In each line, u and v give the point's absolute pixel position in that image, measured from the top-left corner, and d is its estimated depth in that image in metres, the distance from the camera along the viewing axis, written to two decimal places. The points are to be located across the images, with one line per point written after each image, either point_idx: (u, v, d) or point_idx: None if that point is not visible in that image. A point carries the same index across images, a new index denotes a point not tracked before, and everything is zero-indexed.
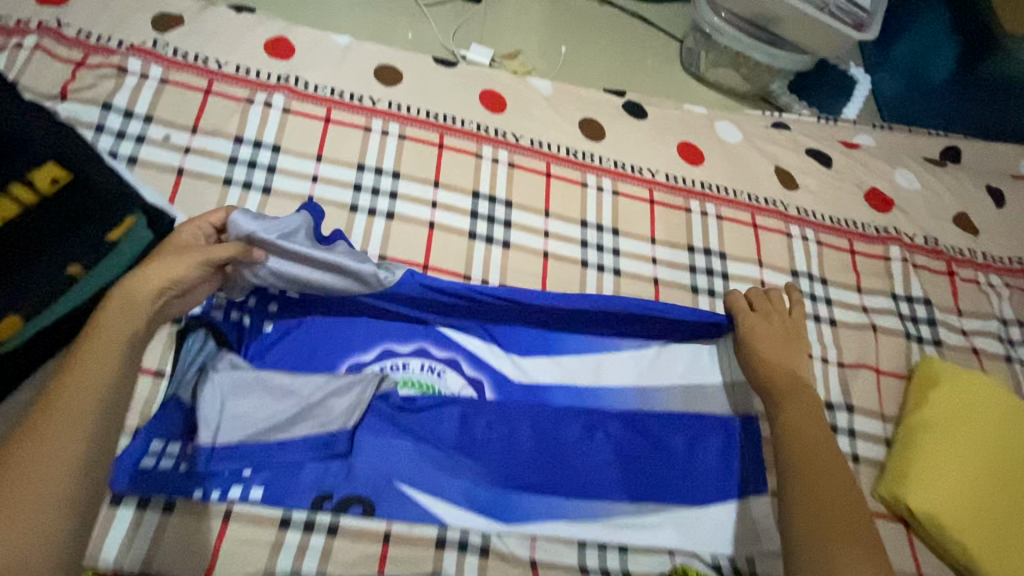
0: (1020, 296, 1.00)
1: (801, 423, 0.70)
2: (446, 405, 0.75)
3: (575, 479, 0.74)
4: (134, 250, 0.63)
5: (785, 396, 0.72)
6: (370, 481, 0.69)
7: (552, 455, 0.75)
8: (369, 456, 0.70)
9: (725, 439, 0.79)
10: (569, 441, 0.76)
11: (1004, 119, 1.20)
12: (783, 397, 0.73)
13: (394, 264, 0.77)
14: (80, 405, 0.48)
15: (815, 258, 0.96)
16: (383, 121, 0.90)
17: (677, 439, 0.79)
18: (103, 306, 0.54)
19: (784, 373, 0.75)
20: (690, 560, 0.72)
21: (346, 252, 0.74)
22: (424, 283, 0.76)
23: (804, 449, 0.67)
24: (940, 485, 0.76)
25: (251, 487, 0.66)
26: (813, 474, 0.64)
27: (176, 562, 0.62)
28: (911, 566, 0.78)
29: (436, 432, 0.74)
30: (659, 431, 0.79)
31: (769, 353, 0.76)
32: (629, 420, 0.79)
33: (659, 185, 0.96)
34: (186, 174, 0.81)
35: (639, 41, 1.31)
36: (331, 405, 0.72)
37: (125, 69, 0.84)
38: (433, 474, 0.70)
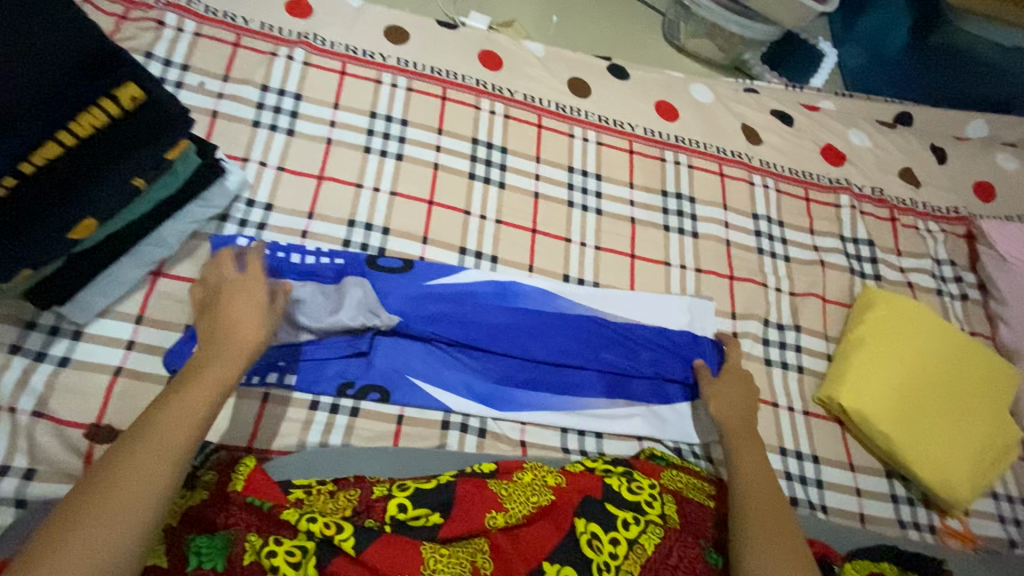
0: (953, 240, 1.15)
1: (757, 477, 0.73)
2: (451, 312, 0.85)
3: (561, 396, 0.86)
4: (188, 171, 0.77)
5: (739, 442, 0.78)
6: (387, 374, 0.81)
7: (539, 382, 0.86)
8: (386, 354, 0.82)
9: (688, 348, 0.92)
10: (550, 359, 0.87)
11: (951, 88, 1.34)
12: (744, 450, 0.77)
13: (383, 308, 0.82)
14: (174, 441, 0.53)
15: (774, 203, 1.09)
16: (393, 75, 1.01)
17: (647, 351, 0.90)
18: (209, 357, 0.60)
19: (745, 431, 0.80)
20: (653, 444, 0.87)
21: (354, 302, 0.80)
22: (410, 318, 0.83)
23: (758, 492, 0.71)
24: (869, 388, 0.90)
25: (286, 374, 0.78)
26: (761, 500, 0.70)
27: (224, 432, 0.74)
28: (844, 457, 0.92)
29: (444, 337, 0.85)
30: (631, 347, 0.90)
31: (727, 401, 0.84)
32: (606, 330, 0.90)
33: (637, 138, 1.08)
34: (219, 116, 0.91)
35: (624, 12, 1.42)
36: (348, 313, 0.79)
37: (164, 23, 0.94)
38: (440, 370, 0.83)
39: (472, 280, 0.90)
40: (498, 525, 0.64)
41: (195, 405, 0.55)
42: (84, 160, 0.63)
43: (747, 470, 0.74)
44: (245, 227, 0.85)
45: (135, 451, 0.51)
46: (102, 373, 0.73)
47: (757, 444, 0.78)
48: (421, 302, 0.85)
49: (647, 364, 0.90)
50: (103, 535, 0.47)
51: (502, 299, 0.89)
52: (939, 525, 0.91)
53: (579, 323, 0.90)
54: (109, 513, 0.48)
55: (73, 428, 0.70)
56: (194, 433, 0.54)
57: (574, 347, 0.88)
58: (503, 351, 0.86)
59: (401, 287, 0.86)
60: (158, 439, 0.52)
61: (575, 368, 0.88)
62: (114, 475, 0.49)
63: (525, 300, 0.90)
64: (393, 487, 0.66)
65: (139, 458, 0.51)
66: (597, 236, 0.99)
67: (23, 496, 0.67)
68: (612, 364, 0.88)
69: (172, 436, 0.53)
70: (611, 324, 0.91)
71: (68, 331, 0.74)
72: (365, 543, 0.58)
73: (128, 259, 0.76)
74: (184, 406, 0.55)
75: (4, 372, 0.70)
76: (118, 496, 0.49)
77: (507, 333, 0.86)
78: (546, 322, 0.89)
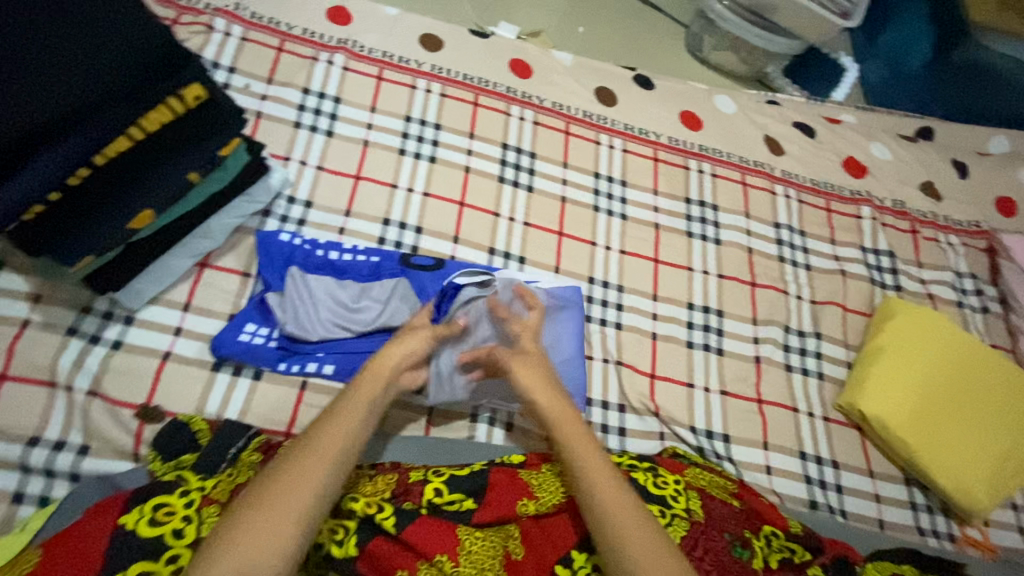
0: (974, 253, 1.16)
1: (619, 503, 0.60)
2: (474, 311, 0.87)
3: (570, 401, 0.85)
4: (237, 167, 0.80)
5: (568, 429, 0.67)
6: None
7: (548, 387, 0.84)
8: None
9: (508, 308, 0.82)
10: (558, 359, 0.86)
11: (972, 104, 1.35)
12: (597, 472, 0.62)
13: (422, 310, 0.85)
14: (330, 450, 0.57)
15: (796, 213, 1.11)
16: (427, 81, 1.05)
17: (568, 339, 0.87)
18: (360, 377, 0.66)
19: (583, 438, 0.66)
20: (675, 443, 0.89)
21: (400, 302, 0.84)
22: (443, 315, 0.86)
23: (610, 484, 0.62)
24: (887, 396, 0.92)
25: (324, 365, 0.81)
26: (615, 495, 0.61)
27: (265, 417, 0.78)
28: (863, 464, 0.94)
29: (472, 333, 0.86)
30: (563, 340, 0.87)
31: (539, 387, 0.70)
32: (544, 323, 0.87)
33: (662, 146, 1.11)
34: (263, 117, 0.95)
35: (649, 24, 1.45)
36: (394, 315, 0.83)
37: (213, 28, 0.99)
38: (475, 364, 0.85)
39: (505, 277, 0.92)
40: (528, 513, 0.66)
41: (349, 420, 0.61)
42: (148, 156, 0.67)
43: (608, 500, 0.60)
44: (286, 223, 0.89)
45: (296, 458, 0.56)
46: (151, 357, 0.77)
47: (594, 442, 0.66)
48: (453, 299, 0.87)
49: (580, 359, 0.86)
50: (267, 537, 0.51)
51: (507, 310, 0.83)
52: (958, 534, 0.92)
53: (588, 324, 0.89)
54: (272, 516, 0.52)
55: (124, 408, 0.74)
56: (348, 443, 0.59)
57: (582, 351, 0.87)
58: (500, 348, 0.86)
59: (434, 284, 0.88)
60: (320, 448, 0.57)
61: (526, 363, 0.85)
62: (280, 484, 0.54)
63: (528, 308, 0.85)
64: (429, 472, 0.69)
65: (301, 465, 0.55)
66: (622, 240, 1.02)
67: (78, 470, 0.71)
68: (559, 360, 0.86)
69: (329, 444, 0.58)
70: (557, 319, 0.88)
71: (121, 316, 0.78)
72: (405, 522, 0.61)
73: (178, 250, 0.80)
74: (342, 422, 0.60)
75: (63, 353, 0.74)
76: (283, 497, 0.53)
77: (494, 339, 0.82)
78: (554, 324, 0.87)
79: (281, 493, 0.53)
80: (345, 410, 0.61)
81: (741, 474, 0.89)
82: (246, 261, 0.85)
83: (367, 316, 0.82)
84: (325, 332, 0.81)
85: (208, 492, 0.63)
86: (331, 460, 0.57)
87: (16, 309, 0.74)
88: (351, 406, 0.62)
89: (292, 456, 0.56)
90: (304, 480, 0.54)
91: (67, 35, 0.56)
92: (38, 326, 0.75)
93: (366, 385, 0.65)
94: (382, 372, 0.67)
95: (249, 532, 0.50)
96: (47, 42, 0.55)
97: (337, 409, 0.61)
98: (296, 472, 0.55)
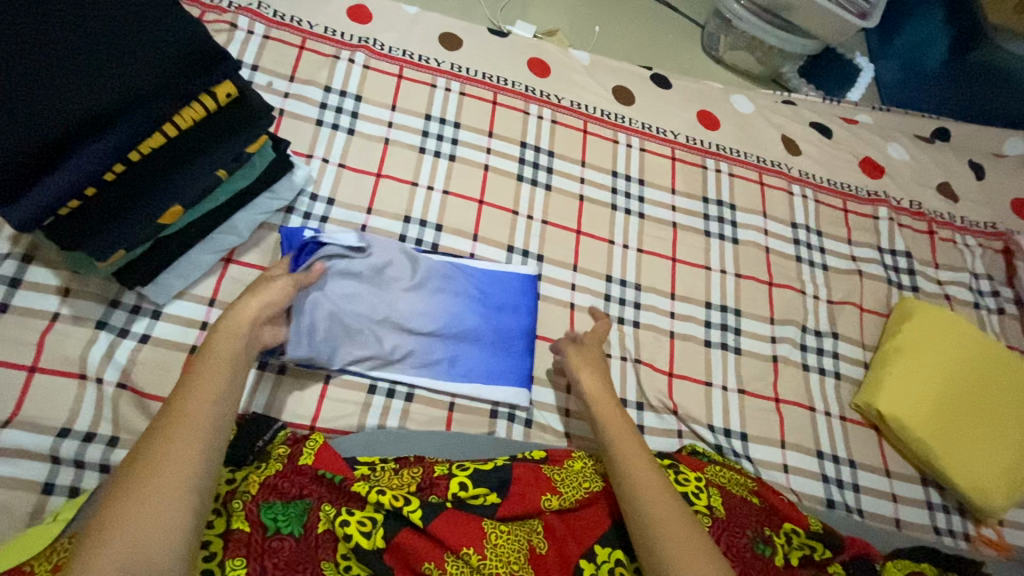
0: (990, 255, 1.16)
1: (653, 485, 0.63)
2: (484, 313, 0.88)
3: (442, 359, 0.85)
4: (262, 164, 0.82)
5: (610, 424, 0.70)
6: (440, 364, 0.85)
7: (417, 345, 0.84)
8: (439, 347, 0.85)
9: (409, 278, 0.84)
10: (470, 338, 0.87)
11: (989, 105, 1.35)
12: (632, 458, 0.66)
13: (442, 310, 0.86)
14: (200, 413, 0.56)
15: (813, 213, 1.11)
16: (447, 80, 1.05)
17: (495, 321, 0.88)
18: (214, 337, 0.64)
19: (623, 428, 0.70)
20: (694, 441, 0.89)
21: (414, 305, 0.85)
22: (463, 314, 0.87)
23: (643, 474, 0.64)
24: (904, 396, 0.92)
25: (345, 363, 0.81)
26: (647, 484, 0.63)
27: (290, 411, 0.79)
28: (880, 463, 0.95)
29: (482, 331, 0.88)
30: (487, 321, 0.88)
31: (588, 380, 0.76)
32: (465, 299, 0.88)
33: (679, 146, 1.11)
34: (286, 114, 0.96)
35: (665, 24, 1.46)
36: (404, 316, 0.84)
37: (236, 26, 0.99)
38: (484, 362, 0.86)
39: (518, 275, 0.93)
40: (552, 508, 0.67)
41: (210, 381, 0.59)
42: (180, 152, 0.68)
43: (640, 481, 0.63)
44: (310, 220, 0.90)
45: (164, 429, 0.54)
46: (179, 351, 0.78)
47: (634, 436, 0.69)
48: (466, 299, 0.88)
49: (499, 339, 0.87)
50: (151, 509, 0.48)
51: (379, 269, 0.83)
52: (974, 533, 0.93)
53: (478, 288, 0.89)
54: (152, 489, 0.49)
55: (153, 400, 0.76)
56: (218, 401, 0.58)
57: (467, 312, 0.87)
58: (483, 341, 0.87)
59: (446, 285, 0.87)
60: (187, 414, 0.55)
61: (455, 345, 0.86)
62: (153, 457, 0.51)
63: (401, 268, 0.85)
64: (454, 467, 0.70)
65: (171, 435, 0.53)
66: (639, 238, 1.02)
67: (107, 461, 0.73)
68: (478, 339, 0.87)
69: (195, 407, 0.56)
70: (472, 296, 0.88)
71: (148, 310, 0.79)
72: (432, 515, 0.62)
73: (203, 245, 0.81)
74: (206, 384, 0.58)
75: (93, 346, 0.76)
76: (158, 467, 0.51)
77: (358, 294, 0.82)
78: (434, 285, 0.87)
79: (157, 466, 0.51)
80: (205, 371, 0.60)
81: (759, 472, 0.89)
82: (271, 256, 0.86)
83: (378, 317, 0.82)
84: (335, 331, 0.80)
85: (236, 485, 0.64)
86: (204, 422, 0.55)
87: (47, 302, 0.76)
88: (214, 366, 0.61)
89: (156, 430, 0.54)
90: (179, 447, 0.52)
91: (106, 31, 0.58)
92: (68, 319, 0.76)
93: (225, 343, 0.64)
94: (235, 328, 0.66)
95: (127, 515, 0.47)
96: (88, 39, 0.57)
97: (195, 375, 0.59)
98: (169, 443, 0.53)
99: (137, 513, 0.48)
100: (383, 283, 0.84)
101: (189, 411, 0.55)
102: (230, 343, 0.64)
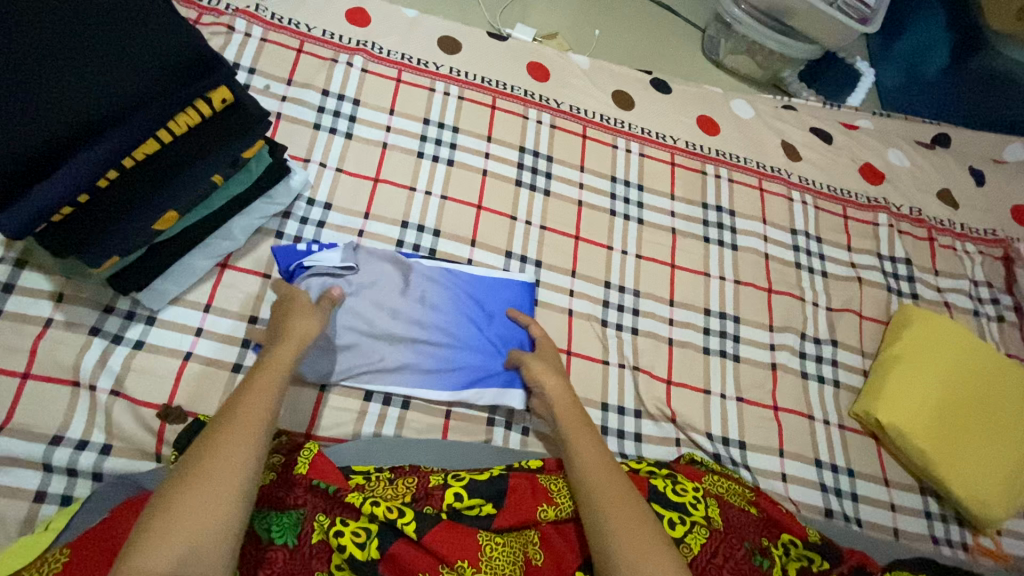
0: (990, 262, 1.16)
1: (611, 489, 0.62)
2: (480, 317, 0.88)
3: (447, 364, 0.84)
4: (258, 168, 0.81)
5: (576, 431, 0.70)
6: (448, 371, 0.84)
7: (418, 350, 0.84)
8: (445, 351, 0.85)
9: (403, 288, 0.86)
10: (472, 345, 0.86)
11: (990, 112, 1.34)
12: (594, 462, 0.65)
13: (442, 313, 0.86)
14: (259, 414, 0.57)
15: (812, 219, 1.11)
16: (445, 84, 1.05)
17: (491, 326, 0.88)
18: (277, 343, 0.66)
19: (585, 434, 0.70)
20: (692, 449, 0.89)
21: (414, 310, 0.85)
22: (461, 320, 0.87)
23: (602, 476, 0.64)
24: (901, 405, 0.92)
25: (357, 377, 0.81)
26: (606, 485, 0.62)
27: (286, 418, 0.79)
28: (878, 472, 0.94)
29: (481, 335, 0.87)
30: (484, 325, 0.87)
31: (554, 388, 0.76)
32: (461, 302, 0.88)
33: (679, 151, 1.11)
34: (283, 118, 0.95)
35: (665, 27, 1.45)
36: (403, 322, 0.84)
37: (233, 28, 0.99)
38: (485, 367, 0.85)
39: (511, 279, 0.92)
40: (548, 519, 0.67)
41: (270, 385, 0.61)
42: (174, 159, 0.67)
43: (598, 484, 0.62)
44: (306, 225, 0.89)
45: (225, 426, 0.55)
46: (173, 357, 0.78)
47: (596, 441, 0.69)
48: (463, 302, 0.88)
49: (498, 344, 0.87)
50: (208, 503, 0.49)
51: (374, 280, 0.85)
52: (972, 543, 0.92)
53: (475, 297, 0.89)
54: (210, 483, 0.50)
55: (146, 408, 0.75)
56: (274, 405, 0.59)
57: (465, 322, 0.87)
58: (484, 347, 0.87)
59: (440, 287, 0.88)
60: (246, 413, 0.57)
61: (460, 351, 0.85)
62: (214, 452, 0.52)
63: (394, 276, 0.86)
64: (449, 476, 0.69)
65: (230, 433, 0.54)
66: (638, 244, 1.02)
67: (99, 469, 0.72)
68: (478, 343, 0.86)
69: (255, 408, 0.57)
70: (468, 299, 0.88)
71: (143, 316, 0.79)
72: (426, 528, 0.61)
73: (199, 251, 0.81)
74: (265, 387, 0.60)
75: (86, 352, 0.75)
76: (217, 463, 0.52)
77: (353, 306, 0.83)
78: (427, 290, 0.87)
79: (217, 461, 0.52)
80: (265, 375, 0.61)
81: (757, 481, 0.89)
82: (268, 262, 0.86)
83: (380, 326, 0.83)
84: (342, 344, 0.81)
85: None
86: (262, 423, 0.57)
87: (40, 307, 0.75)
88: (272, 371, 0.62)
89: (217, 427, 0.55)
90: (239, 445, 0.54)
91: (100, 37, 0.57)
92: (61, 324, 0.75)
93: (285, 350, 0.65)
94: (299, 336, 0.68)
95: (188, 505, 0.49)
96: (81, 46, 0.57)
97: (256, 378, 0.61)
98: (228, 440, 0.54)
99: (195, 506, 0.49)
100: (380, 292, 0.85)
101: (252, 407, 0.57)
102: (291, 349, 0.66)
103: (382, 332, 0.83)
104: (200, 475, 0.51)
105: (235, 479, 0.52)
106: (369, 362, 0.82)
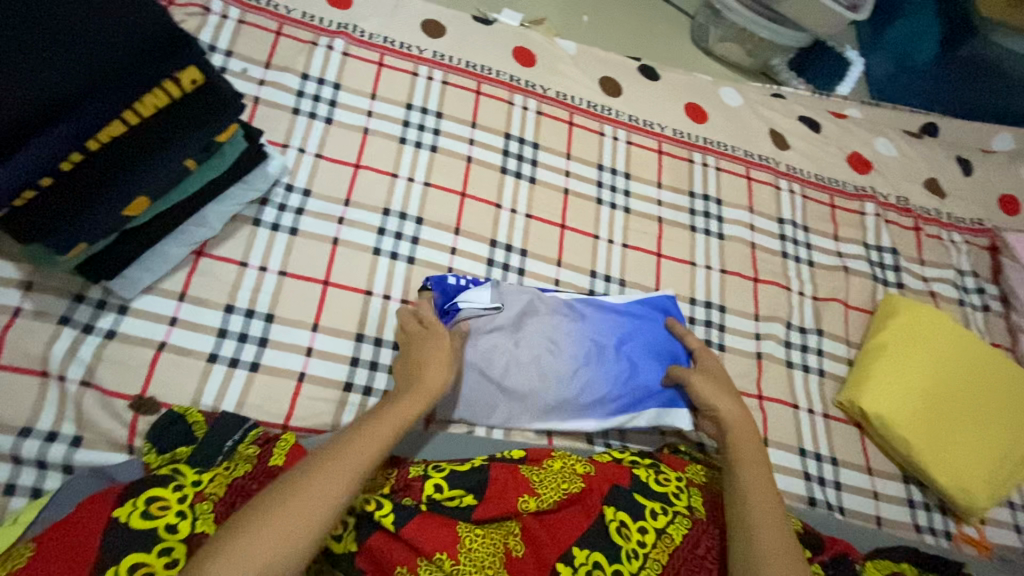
0: (976, 251, 1.16)
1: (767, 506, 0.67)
2: (626, 348, 0.83)
3: (602, 399, 0.81)
4: (234, 153, 0.78)
5: (739, 440, 0.74)
6: (602, 407, 0.81)
7: (572, 388, 0.80)
8: (596, 390, 0.81)
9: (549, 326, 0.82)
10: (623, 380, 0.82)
11: (977, 100, 1.34)
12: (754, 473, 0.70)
13: (585, 348, 0.82)
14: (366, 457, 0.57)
15: (799, 208, 1.10)
16: (429, 69, 1.02)
17: (636, 355, 0.83)
18: (411, 390, 0.66)
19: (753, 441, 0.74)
20: (676, 439, 0.88)
21: (562, 349, 0.81)
22: (612, 356, 0.82)
23: (760, 492, 0.68)
24: (890, 395, 0.92)
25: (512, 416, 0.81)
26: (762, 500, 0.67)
27: (264, 407, 0.78)
28: (862, 460, 0.94)
29: (630, 368, 0.82)
30: (630, 358, 0.83)
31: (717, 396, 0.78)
32: (602, 336, 0.83)
33: (666, 139, 1.09)
34: (261, 103, 0.93)
35: (654, 13, 1.43)
36: (550, 361, 0.80)
37: (209, 9, 0.96)
38: (635, 398, 0.82)
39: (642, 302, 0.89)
40: (529, 510, 0.66)
41: (386, 430, 0.61)
42: (144, 142, 0.65)
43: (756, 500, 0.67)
44: (284, 212, 0.87)
45: (334, 458, 0.56)
46: (146, 347, 0.76)
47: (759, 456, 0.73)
48: (607, 335, 0.83)
49: (648, 372, 0.83)
50: (291, 532, 0.50)
51: (517, 318, 0.82)
52: (955, 531, 0.93)
53: (615, 322, 0.85)
54: (301, 513, 0.51)
55: (118, 399, 0.73)
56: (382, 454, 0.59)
57: (610, 348, 0.83)
58: (636, 378, 0.82)
59: (581, 322, 0.84)
60: (357, 455, 0.57)
61: (612, 388, 0.81)
62: (317, 483, 0.53)
63: (536, 312, 0.83)
64: (429, 468, 0.68)
65: (333, 467, 0.55)
66: (625, 233, 1.01)
67: (70, 461, 0.71)
68: (627, 375, 0.82)
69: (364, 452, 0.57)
70: (608, 329, 0.84)
71: (115, 305, 0.77)
72: (404, 519, 0.61)
73: (173, 238, 0.79)
74: (380, 431, 0.60)
75: (54, 342, 0.73)
76: (315, 494, 0.53)
77: (497, 343, 0.79)
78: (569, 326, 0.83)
79: (316, 493, 0.53)
80: (386, 419, 0.62)
81: None
82: (245, 250, 0.84)
83: (530, 368, 0.79)
84: (492, 383, 0.79)
85: (203, 487, 0.62)
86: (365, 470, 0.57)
87: (7, 296, 0.73)
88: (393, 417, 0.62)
89: (327, 454, 0.56)
90: (337, 484, 0.54)
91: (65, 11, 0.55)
92: (29, 313, 0.73)
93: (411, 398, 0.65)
94: (425, 385, 0.67)
95: (274, 527, 0.49)
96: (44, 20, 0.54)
97: (378, 420, 0.61)
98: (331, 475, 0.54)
99: (280, 530, 0.49)
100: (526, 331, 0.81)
101: (361, 447, 0.58)
102: (419, 399, 0.66)
103: (534, 374, 0.80)
104: (295, 501, 0.52)
105: (321, 517, 0.52)
106: (527, 398, 0.80)
